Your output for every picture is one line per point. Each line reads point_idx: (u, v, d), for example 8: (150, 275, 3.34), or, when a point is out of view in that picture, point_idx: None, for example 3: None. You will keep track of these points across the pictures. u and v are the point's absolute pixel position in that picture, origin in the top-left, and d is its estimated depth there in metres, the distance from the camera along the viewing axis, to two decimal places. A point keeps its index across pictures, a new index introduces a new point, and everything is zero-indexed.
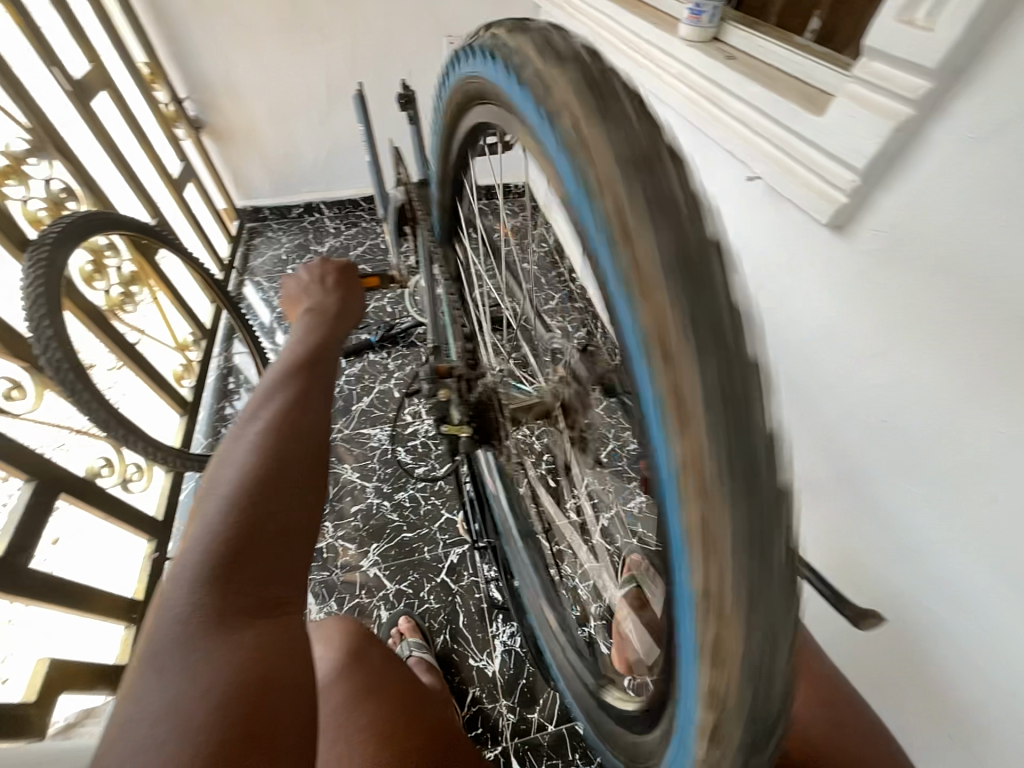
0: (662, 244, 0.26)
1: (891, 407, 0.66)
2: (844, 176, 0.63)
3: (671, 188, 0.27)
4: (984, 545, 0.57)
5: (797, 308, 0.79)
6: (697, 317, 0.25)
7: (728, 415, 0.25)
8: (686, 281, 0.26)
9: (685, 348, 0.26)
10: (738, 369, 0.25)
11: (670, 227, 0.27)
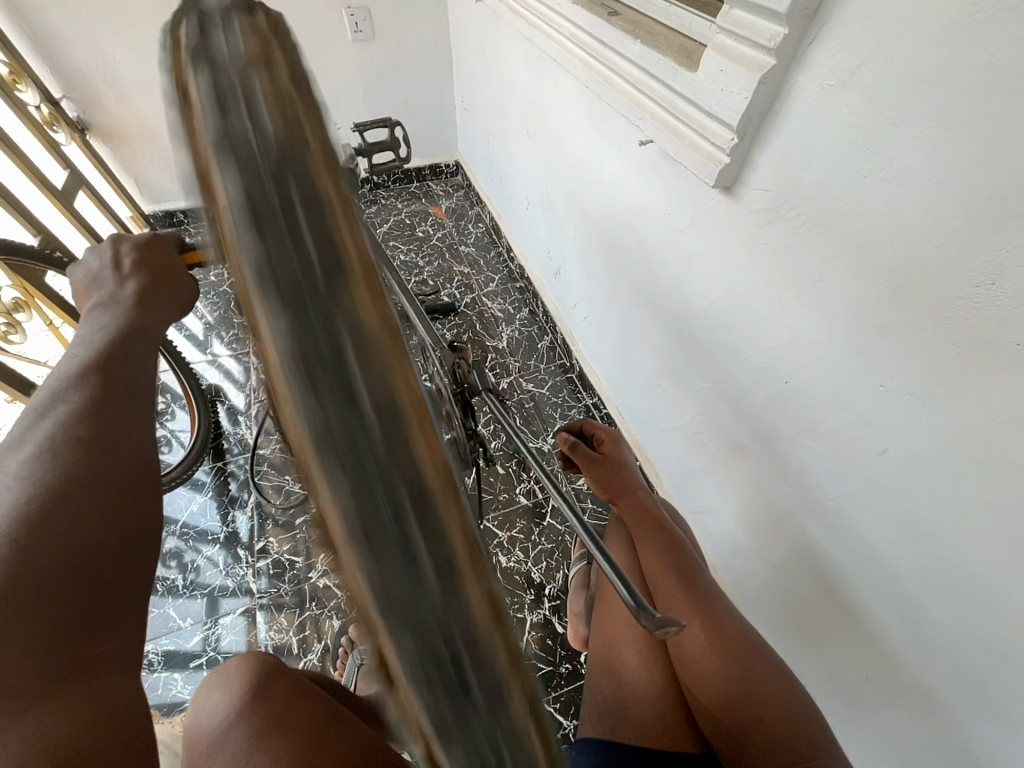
0: (272, 288, 0.20)
1: (796, 367, 0.65)
2: (722, 135, 0.61)
3: (280, 215, 0.21)
4: (882, 494, 0.58)
5: (702, 273, 0.77)
6: (328, 416, 0.19)
7: (373, 505, 0.18)
8: (313, 333, 0.20)
9: (314, 424, 0.19)
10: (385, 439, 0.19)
11: (283, 265, 0.20)
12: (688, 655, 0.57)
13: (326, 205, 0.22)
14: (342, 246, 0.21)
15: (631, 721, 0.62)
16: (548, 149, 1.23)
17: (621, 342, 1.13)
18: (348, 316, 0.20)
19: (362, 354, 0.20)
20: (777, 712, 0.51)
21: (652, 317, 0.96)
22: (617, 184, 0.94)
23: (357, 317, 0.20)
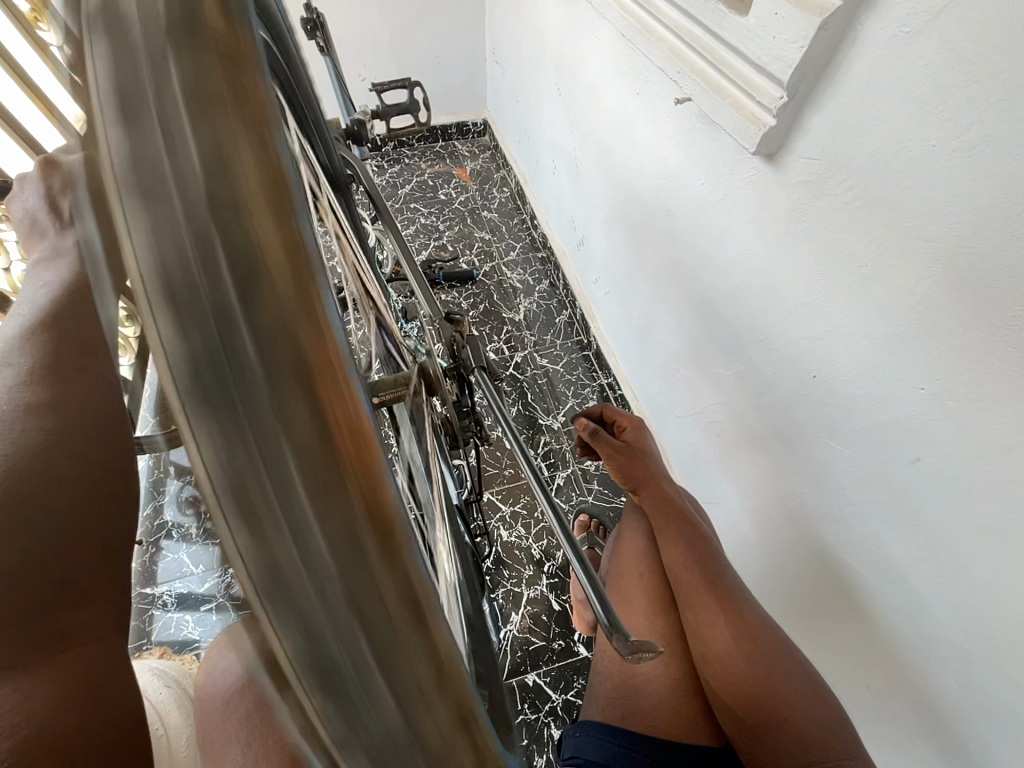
0: (148, 252, 0.13)
1: (827, 361, 0.59)
2: (770, 93, 0.54)
3: (161, 137, 0.13)
4: (906, 504, 0.53)
5: (734, 251, 0.71)
6: (211, 369, 0.13)
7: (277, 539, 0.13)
8: (213, 328, 0.13)
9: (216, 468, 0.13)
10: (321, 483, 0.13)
11: (167, 213, 0.13)
12: (714, 659, 0.53)
13: (238, 122, 0.14)
14: (264, 194, 0.14)
15: (638, 713, 0.58)
16: (578, 108, 1.14)
17: (640, 318, 1.08)
18: (272, 304, 0.14)
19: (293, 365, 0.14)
20: (808, 724, 0.48)
21: (676, 297, 0.90)
22: (648, 148, 0.86)
23: (285, 306, 0.14)
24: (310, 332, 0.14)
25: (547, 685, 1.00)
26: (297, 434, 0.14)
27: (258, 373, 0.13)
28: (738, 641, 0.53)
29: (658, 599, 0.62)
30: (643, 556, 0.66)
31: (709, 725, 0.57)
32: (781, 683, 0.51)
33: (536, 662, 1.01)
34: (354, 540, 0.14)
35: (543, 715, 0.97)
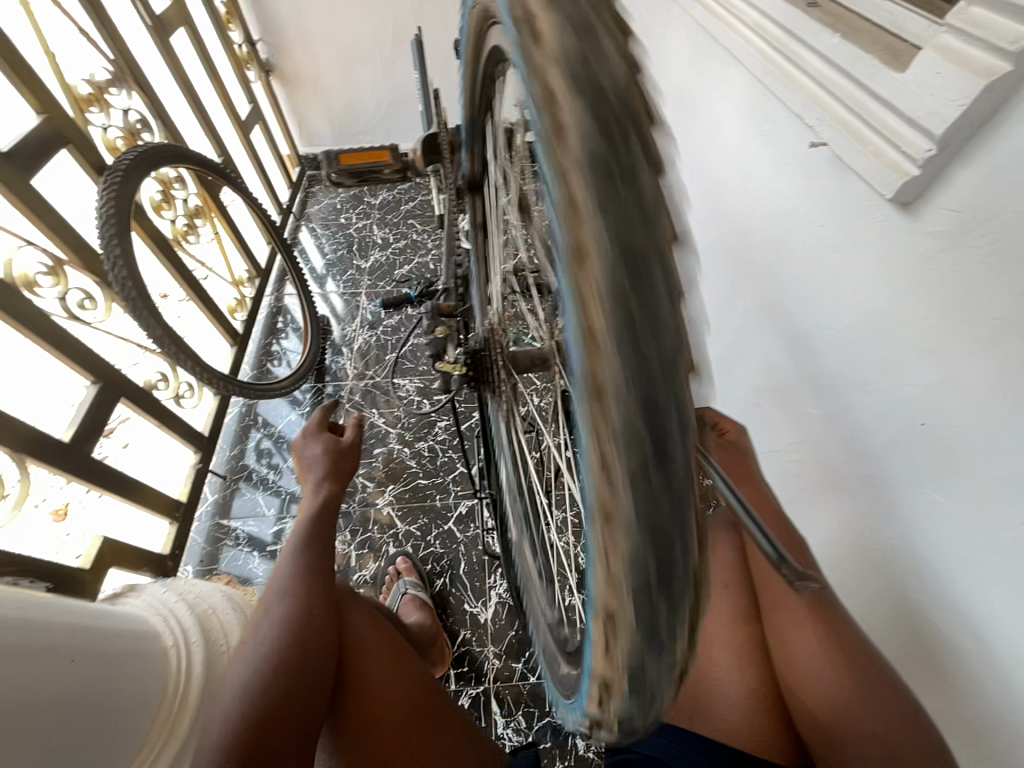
0: (610, 220, 0.23)
1: (939, 411, 0.59)
2: (919, 144, 0.56)
3: (631, 172, 0.24)
4: (1012, 565, 0.52)
5: (846, 293, 0.72)
6: (630, 259, 0.23)
7: (646, 360, 0.22)
8: (630, 267, 0.23)
9: (619, 355, 0.22)
10: (668, 388, 0.23)
11: (620, 204, 0.23)
12: (811, 685, 0.52)
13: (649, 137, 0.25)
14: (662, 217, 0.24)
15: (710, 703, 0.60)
16: (693, 144, 1.19)
17: (727, 351, 1.09)
18: (664, 279, 0.23)
19: (667, 315, 0.23)
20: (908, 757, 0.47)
21: (773, 333, 0.91)
22: (765, 188, 0.90)
23: (668, 280, 0.23)
24: (674, 300, 0.24)
25: None
26: (660, 352, 0.23)
27: (647, 293, 0.23)
28: (840, 670, 0.51)
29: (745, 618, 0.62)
30: (730, 572, 0.65)
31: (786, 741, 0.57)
32: (887, 716, 0.48)
33: None
34: (677, 408, 0.23)
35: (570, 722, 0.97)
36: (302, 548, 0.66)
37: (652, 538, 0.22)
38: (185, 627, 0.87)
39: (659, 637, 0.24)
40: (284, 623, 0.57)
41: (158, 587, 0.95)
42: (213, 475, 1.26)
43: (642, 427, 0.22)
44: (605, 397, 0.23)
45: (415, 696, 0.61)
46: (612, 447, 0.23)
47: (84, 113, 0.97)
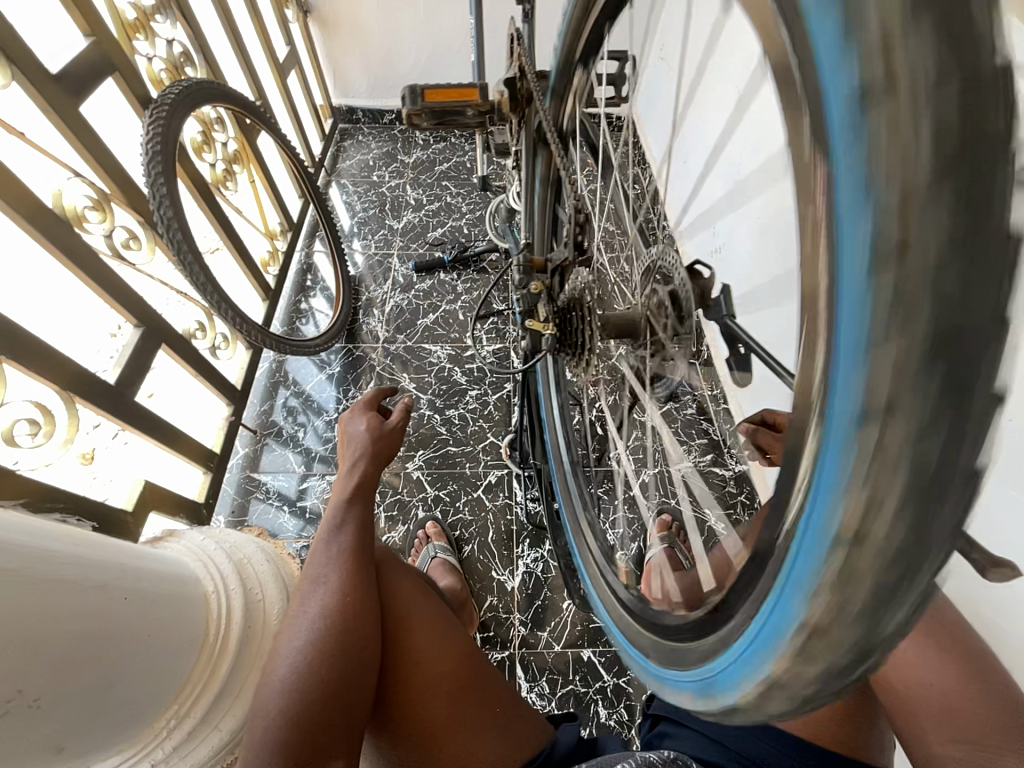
0: (944, 160, 0.16)
1: None
2: None
3: (976, 15, 0.16)
4: None
5: None
6: (966, 219, 0.17)
7: (958, 361, 0.17)
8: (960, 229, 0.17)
9: (932, 284, 0.17)
10: (976, 399, 0.17)
11: (968, 138, 0.16)
12: (911, 665, 0.53)
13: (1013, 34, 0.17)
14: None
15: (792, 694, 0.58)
16: None
17: None
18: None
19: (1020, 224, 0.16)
20: (983, 722, 0.51)
21: None
22: None
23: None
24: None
25: (602, 665, 1.01)
26: (1000, 278, 0.17)
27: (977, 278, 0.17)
28: (936, 652, 0.52)
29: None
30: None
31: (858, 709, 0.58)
32: (970, 688, 0.52)
33: (594, 640, 1.03)
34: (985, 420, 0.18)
35: (593, 691, 0.99)
36: (344, 529, 0.64)
37: (918, 512, 0.18)
38: (224, 575, 0.89)
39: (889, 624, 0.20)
40: (326, 607, 0.56)
41: (196, 533, 0.96)
42: (244, 429, 1.26)
43: (949, 377, 0.17)
44: (894, 343, 0.18)
45: (453, 682, 0.57)
46: (896, 405, 0.18)
47: (130, 40, 0.92)
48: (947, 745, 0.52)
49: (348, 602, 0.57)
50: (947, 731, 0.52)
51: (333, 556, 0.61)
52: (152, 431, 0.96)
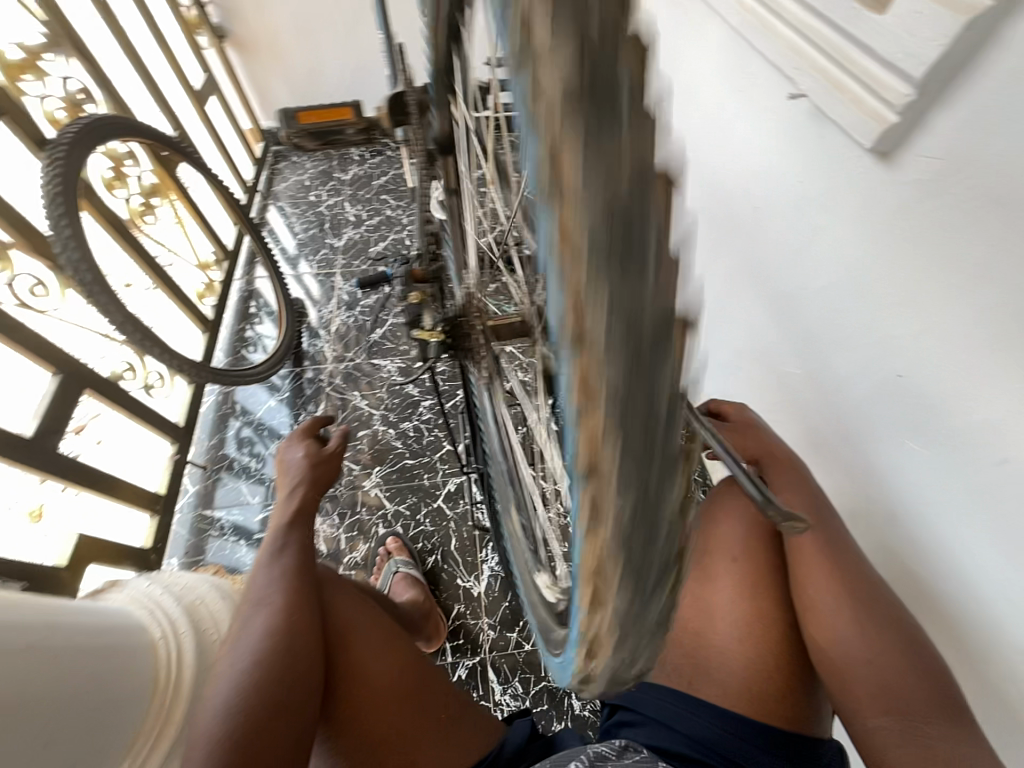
0: (596, 211, 0.19)
1: (919, 361, 0.60)
2: (897, 89, 0.55)
3: (609, 93, 0.19)
4: (990, 509, 0.53)
5: (826, 249, 0.72)
6: (623, 260, 0.20)
7: (634, 380, 0.20)
8: (619, 269, 0.20)
9: (594, 268, 0.20)
10: (655, 407, 0.21)
11: (613, 193, 0.19)
12: (832, 626, 0.52)
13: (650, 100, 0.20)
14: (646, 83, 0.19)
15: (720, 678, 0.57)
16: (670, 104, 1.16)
17: (708, 319, 1.10)
18: (647, 163, 0.19)
19: (647, 209, 0.19)
20: (916, 697, 0.48)
21: (756, 298, 0.90)
22: (744, 147, 0.88)
23: (649, 163, 0.19)
24: (662, 191, 0.20)
25: None
26: (639, 258, 0.20)
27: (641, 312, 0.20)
28: (856, 614, 0.52)
29: (755, 583, 0.59)
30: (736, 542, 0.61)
31: (800, 694, 0.55)
32: (897, 656, 0.49)
33: None
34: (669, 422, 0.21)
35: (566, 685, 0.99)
36: (287, 551, 0.57)
37: (641, 503, 0.22)
38: (173, 619, 0.86)
39: (649, 569, 0.23)
40: (270, 630, 0.51)
41: (141, 581, 0.93)
42: (193, 466, 1.21)
43: (622, 345, 0.20)
44: (581, 317, 0.21)
45: (401, 691, 0.56)
46: (589, 373, 0.21)
47: (17, 82, 0.90)
48: (879, 720, 0.48)
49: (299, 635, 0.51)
50: (879, 706, 0.49)
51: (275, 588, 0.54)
52: (74, 479, 0.91)
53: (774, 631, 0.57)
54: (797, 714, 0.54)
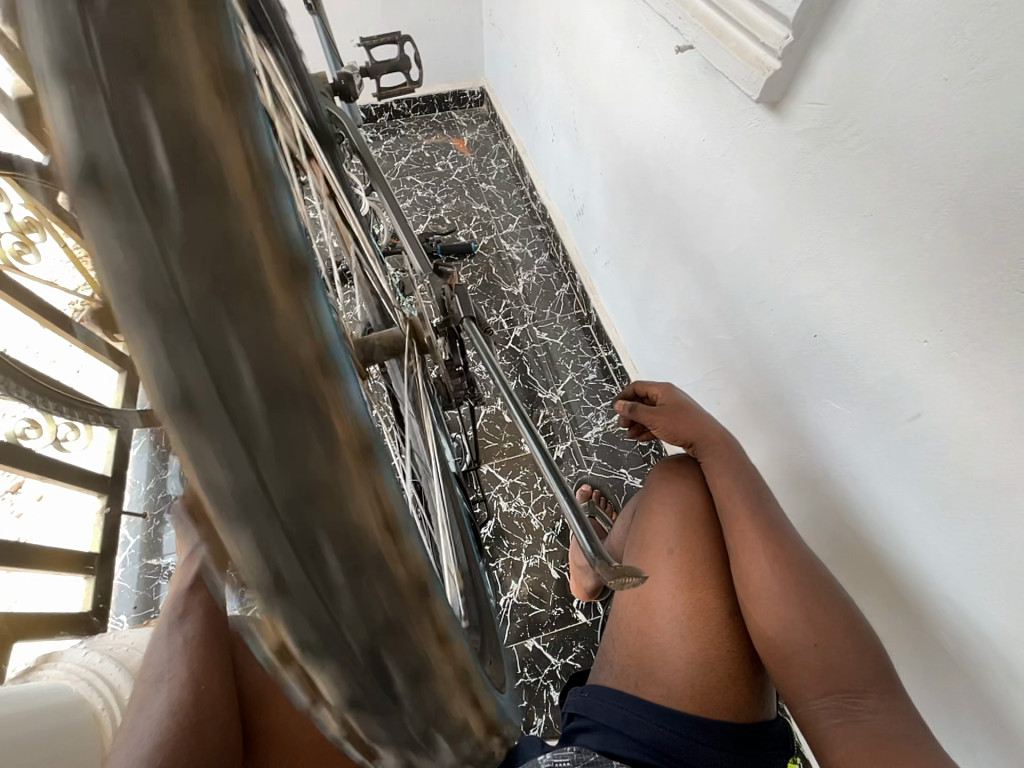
0: (146, 309, 0.16)
1: (828, 319, 0.58)
2: (775, 33, 0.52)
3: (143, 160, 0.16)
4: (910, 464, 0.53)
5: (732, 209, 0.69)
6: (218, 357, 0.16)
7: (268, 504, 0.16)
8: (209, 364, 0.16)
9: (155, 329, 0.16)
10: (318, 517, 0.17)
11: (167, 277, 0.16)
12: (770, 612, 0.53)
13: (212, 142, 0.16)
14: (200, 112, 0.16)
15: (665, 678, 0.57)
16: (577, 67, 1.09)
17: (641, 290, 1.07)
18: (194, 168, 0.16)
19: (151, 224, 0.16)
20: (853, 674, 0.49)
21: (678, 265, 0.88)
22: (647, 112, 0.84)
23: (216, 184, 0.17)
24: (244, 214, 0.17)
25: (547, 649, 1.02)
26: (218, 277, 0.16)
27: (256, 408, 0.17)
28: (792, 601, 0.53)
29: (693, 576, 0.61)
30: (673, 536, 0.64)
31: (745, 682, 0.57)
32: (830, 637, 0.50)
33: (536, 628, 1.03)
34: (345, 523, 0.17)
35: (543, 678, 0.99)
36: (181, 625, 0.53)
37: (335, 637, 0.17)
38: (116, 685, 0.78)
39: (371, 675, 0.18)
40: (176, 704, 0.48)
41: (77, 650, 0.86)
42: (131, 517, 1.14)
43: (221, 414, 0.16)
44: (143, 365, 0.16)
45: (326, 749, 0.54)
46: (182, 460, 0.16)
47: None
48: (821, 701, 0.50)
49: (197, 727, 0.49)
50: (821, 688, 0.50)
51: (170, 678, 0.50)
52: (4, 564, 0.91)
53: (716, 621, 0.59)
54: (742, 701, 0.56)
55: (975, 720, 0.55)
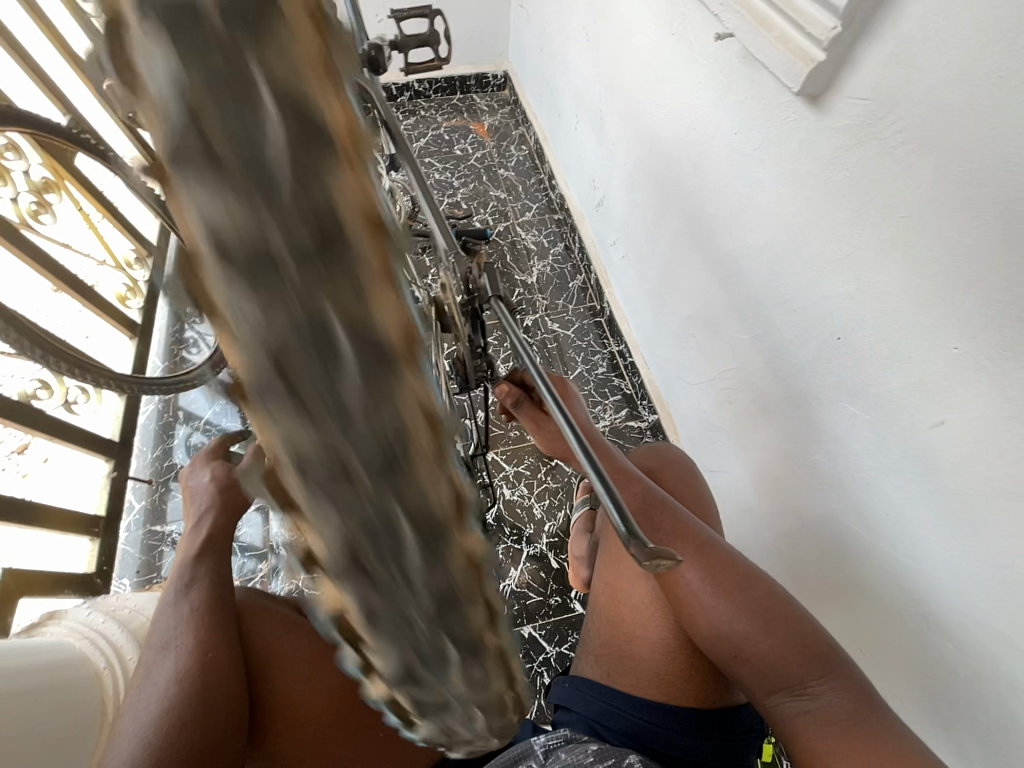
0: (225, 241, 0.15)
1: (854, 321, 0.57)
2: (823, 23, 0.50)
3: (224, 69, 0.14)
4: (929, 473, 0.52)
5: (761, 204, 0.68)
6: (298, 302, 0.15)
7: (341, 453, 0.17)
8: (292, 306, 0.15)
9: (234, 278, 0.15)
10: (396, 474, 0.17)
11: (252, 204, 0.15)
12: (704, 617, 0.56)
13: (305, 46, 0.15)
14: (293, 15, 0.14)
15: (635, 657, 0.64)
16: (606, 54, 1.08)
17: (658, 285, 1.06)
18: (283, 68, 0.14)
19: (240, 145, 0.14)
20: (792, 670, 0.53)
21: (700, 261, 0.87)
22: (677, 103, 0.83)
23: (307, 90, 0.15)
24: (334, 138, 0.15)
25: (541, 637, 1.03)
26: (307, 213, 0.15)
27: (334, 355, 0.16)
28: (731, 607, 0.55)
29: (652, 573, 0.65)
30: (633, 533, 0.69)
31: (706, 668, 0.61)
32: (768, 639, 0.54)
33: (532, 615, 1.03)
34: (415, 482, 0.17)
35: (537, 664, 1.00)
36: (194, 584, 0.59)
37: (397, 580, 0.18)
38: (117, 646, 0.74)
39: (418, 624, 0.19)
40: (181, 672, 0.51)
41: (82, 610, 0.82)
42: (136, 482, 1.15)
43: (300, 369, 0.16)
44: (220, 300, 0.15)
45: (343, 702, 0.58)
46: (269, 415, 0.16)
47: None
48: (770, 694, 0.54)
49: (214, 665, 0.52)
50: (767, 685, 0.54)
51: (184, 630, 0.55)
52: (13, 517, 0.92)
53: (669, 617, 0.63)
54: (705, 683, 0.61)
55: (962, 726, 0.56)
